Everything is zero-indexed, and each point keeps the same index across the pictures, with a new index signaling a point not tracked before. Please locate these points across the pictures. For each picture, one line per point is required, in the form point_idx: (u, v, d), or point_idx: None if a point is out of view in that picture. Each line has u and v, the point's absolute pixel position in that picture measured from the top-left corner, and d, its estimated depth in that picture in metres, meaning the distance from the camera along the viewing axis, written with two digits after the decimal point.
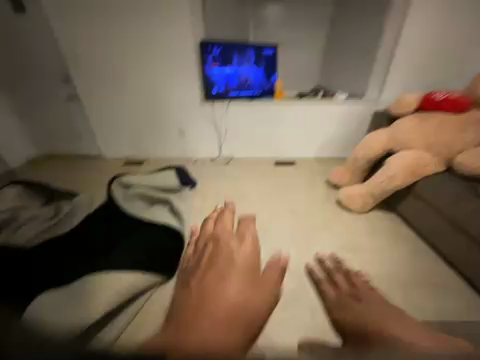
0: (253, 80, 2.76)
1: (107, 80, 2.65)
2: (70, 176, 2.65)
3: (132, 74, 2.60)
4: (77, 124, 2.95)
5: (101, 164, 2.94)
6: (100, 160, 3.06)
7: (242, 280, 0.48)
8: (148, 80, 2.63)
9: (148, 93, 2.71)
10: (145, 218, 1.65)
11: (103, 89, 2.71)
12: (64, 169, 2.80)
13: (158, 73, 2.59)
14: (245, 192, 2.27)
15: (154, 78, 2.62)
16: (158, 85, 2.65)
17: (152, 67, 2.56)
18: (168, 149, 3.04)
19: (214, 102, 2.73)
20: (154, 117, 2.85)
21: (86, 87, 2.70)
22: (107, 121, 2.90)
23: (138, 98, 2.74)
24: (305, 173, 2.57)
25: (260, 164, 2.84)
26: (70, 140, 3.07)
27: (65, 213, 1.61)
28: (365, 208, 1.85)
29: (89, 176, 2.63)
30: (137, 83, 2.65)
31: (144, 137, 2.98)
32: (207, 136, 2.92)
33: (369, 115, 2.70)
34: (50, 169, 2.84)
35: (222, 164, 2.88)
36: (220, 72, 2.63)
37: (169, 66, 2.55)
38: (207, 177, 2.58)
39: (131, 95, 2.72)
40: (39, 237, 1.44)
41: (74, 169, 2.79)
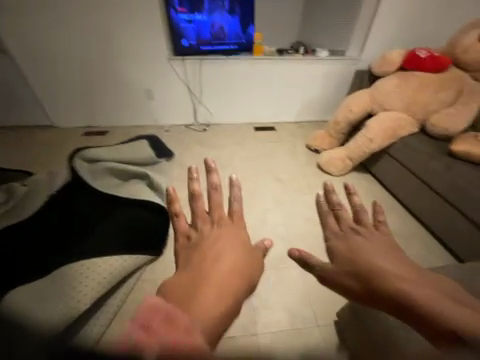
0: (229, 32, 2.39)
1: (43, 27, 2.08)
2: (15, 152, 2.23)
3: (77, 20, 2.07)
4: (12, 85, 2.38)
5: (54, 135, 2.51)
6: (53, 130, 2.61)
7: (236, 253, 0.51)
8: (99, 29, 2.13)
9: (102, 46, 2.22)
10: (120, 195, 1.50)
11: (39, 37, 2.13)
12: (7, 143, 2.34)
13: (111, 18, 2.09)
14: (227, 161, 2.17)
15: (107, 26, 2.11)
16: (114, 36, 2.18)
17: (102, 10, 2.05)
18: (135, 115, 2.68)
19: (184, 57, 2.36)
20: (113, 77, 2.41)
21: (14, 34, 2.10)
22: (56, 83, 2.40)
23: (90, 53, 2.25)
24: (286, 138, 2.53)
25: (239, 130, 2.69)
26: (7, 107, 2.51)
27: (21, 196, 1.44)
28: (344, 171, 1.92)
29: (44, 150, 2.26)
30: (85, 33, 2.13)
31: (104, 102, 2.56)
32: (179, 100, 2.61)
33: (350, 75, 2.61)
34: None
35: (199, 131, 2.66)
36: (189, 19, 2.22)
37: (124, 10, 2.06)
38: (184, 146, 2.39)
39: (80, 49, 2.22)
40: None
41: (20, 143, 2.35)
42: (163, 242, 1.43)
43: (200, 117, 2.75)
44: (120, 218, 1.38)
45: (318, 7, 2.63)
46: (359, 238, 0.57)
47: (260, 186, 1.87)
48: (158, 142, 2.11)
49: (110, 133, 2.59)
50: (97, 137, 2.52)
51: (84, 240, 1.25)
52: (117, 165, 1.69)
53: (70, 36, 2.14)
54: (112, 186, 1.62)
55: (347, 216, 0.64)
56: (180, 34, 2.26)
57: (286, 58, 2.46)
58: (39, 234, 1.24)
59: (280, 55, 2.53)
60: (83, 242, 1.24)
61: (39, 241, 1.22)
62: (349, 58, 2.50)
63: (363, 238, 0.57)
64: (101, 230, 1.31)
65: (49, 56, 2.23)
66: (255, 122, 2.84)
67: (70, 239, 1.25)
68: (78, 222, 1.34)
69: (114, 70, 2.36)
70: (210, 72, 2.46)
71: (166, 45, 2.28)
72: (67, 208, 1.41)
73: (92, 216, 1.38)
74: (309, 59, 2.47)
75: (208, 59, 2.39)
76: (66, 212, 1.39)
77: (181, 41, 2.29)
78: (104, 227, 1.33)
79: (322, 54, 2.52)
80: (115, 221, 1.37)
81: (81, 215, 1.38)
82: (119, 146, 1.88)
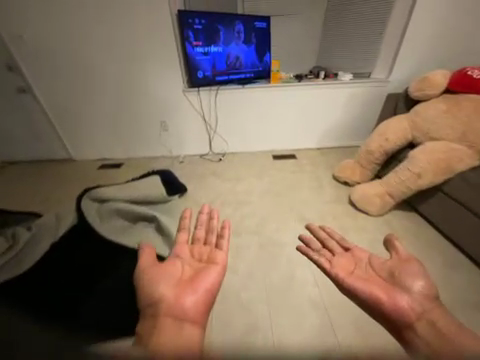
0: (245, 62, 2.36)
1: (67, 68, 2.16)
2: (31, 187, 2.23)
3: (98, 60, 2.14)
4: (35, 122, 2.45)
5: (71, 168, 2.51)
6: (70, 163, 2.61)
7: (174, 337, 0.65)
8: (118, 67, 2.17)
9: (120, 82, 2.25)
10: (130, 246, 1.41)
11: (62, 78, 2.21)
12: (25, 179, 2.35)
13: (129, 57, 2.13)
14: (244, 196, 1.96)
15: (125, 64, 2.16)
16: (132, 74, 2.21)
17: (120, 49, 2.09)
18: (151, 146, 2.63)
19: (200, 88, 2.30)
20: (130, 111, 2.41)
21: (41, 78, 2.21)
22: (76, 119, 2.45)
23: (108, 90, 2.29)
24: (308, 167, 2.29)
25: (256, 159, 2.50)
26: (30, 143, 2.58)
27: (25, 242, 1.30)
28: (383, 210, 1.63)
29: (59, 184, 2.24)
30: (105, 72, 2.19)
31: (121, 136, 2.56)
32: (194, 130, 2.53)
33: (378, 98, 2.38)
34: (8, 179, 2.38)
35: (214, 161, 2.52)
36: (205, 52, 2.19)
37: (143, 49, 2.10)
38: (198, 179, 2.24)
39: (99, 86, 2.27)
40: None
41: (38, 178, 2.36)
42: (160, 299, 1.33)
43: (215, 147, 2.63)
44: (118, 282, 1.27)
45: (338, 33, 2.53)
46: (406, 297, 0.75)
47: (283, 230, 1.62)
48: (172, 177, 1.99)
49: (124, 166, 2.54)
50: (111, 169, 2.47)
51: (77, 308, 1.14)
52: (127, 206, 1.55)
53: (91, 74, 2.21)
54: (118, 231, 1.47)
55: (333, 244, 1.06)
56: (196, 67, 2.21)
57: (305, 85, 2.32)
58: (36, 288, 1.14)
59: (299, 81, 2.39)
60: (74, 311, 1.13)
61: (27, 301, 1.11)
62: (376, 81, 2.29)
63: (407, 295, 0.75)
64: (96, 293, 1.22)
65: (71, 94, 2.30)
66: (273, 150, 2.66)
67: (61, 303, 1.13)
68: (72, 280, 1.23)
69: (132, 105, 2.38)
70: (225, 102, 2.39)
71: (181, 78, 2.26)
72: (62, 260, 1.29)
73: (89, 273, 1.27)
74: (330, 84, 2.31)
75: (223, 90, 2.32)
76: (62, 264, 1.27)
77: (197, 73, 2.23)
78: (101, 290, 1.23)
79: (346, 77, 2.34)
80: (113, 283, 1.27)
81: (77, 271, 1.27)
82: (131, 183, 1.76)
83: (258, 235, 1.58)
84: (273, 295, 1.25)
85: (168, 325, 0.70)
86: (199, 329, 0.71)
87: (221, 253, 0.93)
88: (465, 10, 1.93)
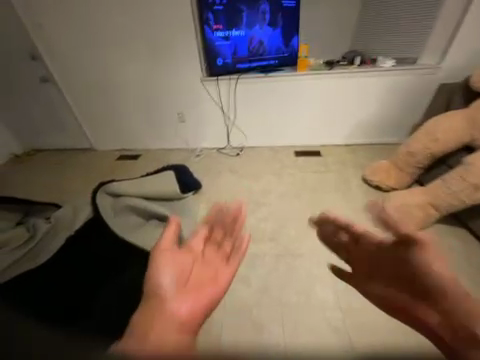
0: (269, 47, 2.13)
1: (86, 58, 2.13)
2: (55, 177, 2.29)
3: (116, 49, 2.06)
4: (58, 112, 2.50)
5: (91, 159, 2.54)
6: (90, 153, 2.65)
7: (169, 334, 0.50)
8: (136, 58, 2.10)
9: (137, 72, 2.17)
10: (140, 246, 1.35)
11: (81, 67, 2.18)
12: (49, 169, 2.43)
13: (145, 44, 2.03)
14: (262, 196, 1.83)
15: (143, 54, 2.07)
16: (149, 64, 2.12)
17: (137, 37, 2.00)
18: (167, 138, 2.56)
19: (219, 77, 2.15)
20: (148, 102, 2.35)
21: (61, 67, 2.20)
22: (95, 110, 2.45)
23: (125, 81, 2.23)
24: (335, 167, 2.06)
25: (277, 155, 2.33)
26: (54, 133, 2.65)
27: (44, 233, 1.25)
28: (424, 223, 1.41)
29: (80, 175, 2.28)
30: (123, 62, 2.12)
31: (138, 128, 2.52)
32: (211, 122, 2.40)
33: (423, 88, 2.04)
34: (34, 168, 2.47)
35: (231, 155, 2.39)
36: (226, 36, 2.02)
37: (160, 37, 1.99)
38: (214, 175, 2.13)
39: (117, 76, 2.21)
40: (11, 270, 1.11)
41: (60, 168, 2.43)
42: None
43: (233, 140, 2.49)
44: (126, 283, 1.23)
45: (379, 11, 2.19)
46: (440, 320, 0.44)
47: (302, 238, 1.47)
48: (187, 174, 1.92)
49: (141, 158, 2.51)
50: (128, 161, 2.45)
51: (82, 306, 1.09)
52: (139, 204, 1.50)
53: (109, 64, 2.15)
54: (130, 229, 1.42)
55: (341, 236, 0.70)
56: (215, 53, 2.07)
57: (338, 73, 2.05)
58: (49, 273, 1.14)
59: (330, 68, 2.12)
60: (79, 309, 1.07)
61: (31, 295, 1.04)
62: (425, 68, 1.94)
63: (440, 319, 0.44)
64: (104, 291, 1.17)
65: (90, 85, 2.27)
66: (296, 146, 2.44)
67: (68, 299, 1.08)
68: (80, 278, 1.18)
69: (150, 96, 2.30)
70: (246, 93, 2.21)
71: (200, 68, 2.13)
72: (71, 257, 1.23)
73: (97, 272, 1.22)
74: (367, 71, 2.02)
75: (244, 80, 2.15)
76: (71, 260, 1.22)
77: (216, 60, 2.10)
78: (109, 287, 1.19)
79: (387, 64, 2.01)
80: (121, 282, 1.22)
81: (86, 269, 1.22)
82: (145, 178, 1.70)
83: (276, 241, 1.47)
84: (290, 313, 1.14)
85: (162, 320, 0.54)
86: (189, 337, 0.53)
87: (235, 261, 0.80)
88: None
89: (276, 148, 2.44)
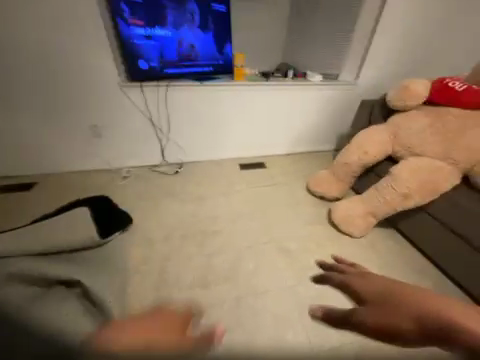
0: (201, 52, 1.90)
1: None
2: None
3: None
4: None
5: None
6: None
7: (176, 325, 0.84)
8: (17, 53, 1.53)
9: (21, 69, 1.57)
10: None
11: None
12: None
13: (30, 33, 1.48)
14: (211, 222, 1.59)
15: (27, 47, 1.52)
16: (41, 61, 1.58)
17: (16, 21, 1.44)
18: (77, 158, 1.94)
19: (143, 82, 1.80)
20: (43, 112, 1.73)
21: None
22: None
23: (2, 83, 1.59)
24: (282, 179, 2.02)
25: (221, 169, 2.12)
26: None
27: None
28: (366, 230, 1.49)
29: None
30: (6, 59, 1.53)
31: (29, 146, 1.82)
32: (139, 135, 1.96)
33: (347, 101, 2.25)
34: None
35: (169, 173, 2.03)
36: (148, 35, 1.69)
37: (52, 24, 1.48)
38: (148, 202, 1.73)
39: None
40: None
41: None
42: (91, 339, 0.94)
43: (170, 156, 2.12)
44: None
45: (303, 30, 2.32)
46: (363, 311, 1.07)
47: (260, 270, 1.34)
48: (108, 207, 1.52)
49: (41, 186, 1.83)
50: (19, 194, 1.75)
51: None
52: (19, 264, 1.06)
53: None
54: None
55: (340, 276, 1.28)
56: (137, 54, 1.71)
57: (273, 85, 2.04)
58: None
59: (266, 79, 2.09)
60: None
61: None
62: (347, 83, 2.16)
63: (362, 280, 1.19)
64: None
65: None
66: (241, 158, 2.29)
67: None
68: None
69: (45, 104, 1.71)
70: (180, 101, 1.91)
71: (118, 73, 1.75)
72: None
73: None
74: (299, 85, 2.08)
75: (177, 88, 1.86)
76: None
77: (139, 62, 1.74)
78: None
79: (316, 79, 2.14)
80: None
81: None
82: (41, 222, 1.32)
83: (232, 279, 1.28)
84: None
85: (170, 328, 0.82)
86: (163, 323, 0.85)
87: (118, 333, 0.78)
88: (420, 23, 1.96)
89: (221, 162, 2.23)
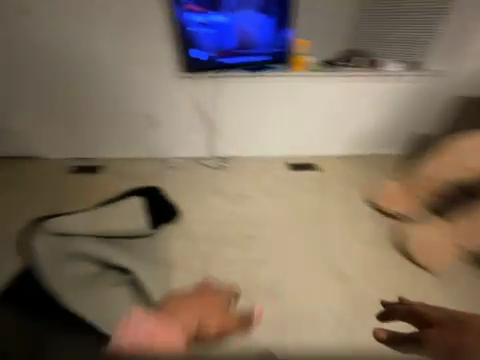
0: (256, 39, 1.75)
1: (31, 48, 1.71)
2: None
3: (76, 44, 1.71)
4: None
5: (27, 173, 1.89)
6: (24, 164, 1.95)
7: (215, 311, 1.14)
8: (96, 48, 1.72)
9: (97, 67, 1.76)
10: (83, 306, 1.12)
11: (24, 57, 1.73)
12: None
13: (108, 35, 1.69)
14: (255, 227, 1.56)
15: (103, 42, 1.70)
16: (114, 59, 1.75)
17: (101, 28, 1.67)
18: (130, 145, 1.98)
19: (200, 76, 1.79)
20: (107, 101, 1.85)
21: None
22: (31, 114, 1.88)
23: (78, 74, 1.78)
24: (335, 185, 1.82)
25: (268, 168, 1.96)
26: None
27: None
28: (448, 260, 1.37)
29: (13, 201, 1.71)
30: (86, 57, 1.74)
31: (92, 133, 1.95)
32: (189, 128, 1.94)
33: (431, 95, 1.87)
34: None
35: (214, 169, 1.95)
36: (203, 23, 1.67)
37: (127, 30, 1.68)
38: (193, 196, 1.72)
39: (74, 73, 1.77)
40: None
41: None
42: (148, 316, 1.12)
43: (218, 148, 2.01)
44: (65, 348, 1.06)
45: None
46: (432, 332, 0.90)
47: None
48: (158, 198, 1.56)
49: (102, 171, 1.92)
50: (80, 176, 1.87)
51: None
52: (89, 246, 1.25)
53: (58, 54, 1.72)
54: (76, 283, 1.16)
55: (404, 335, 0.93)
56: (189, 42, 1.70)
57: (342, 74, 1.82)
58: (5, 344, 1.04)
59: (330, 68, 1.84)
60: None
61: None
62: (434, 73, 1.80)
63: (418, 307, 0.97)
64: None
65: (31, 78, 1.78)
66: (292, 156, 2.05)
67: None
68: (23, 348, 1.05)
69: (112, 97, 1.85)
70: (235, 96, 1.86)
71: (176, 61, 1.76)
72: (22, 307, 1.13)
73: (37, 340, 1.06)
74: (371, 76, 1.81)
75: (232, 77, 1.79)
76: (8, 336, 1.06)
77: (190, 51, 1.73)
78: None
79: (392, 68, 1.81)
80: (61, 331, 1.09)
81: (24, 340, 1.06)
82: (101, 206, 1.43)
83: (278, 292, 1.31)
84: None
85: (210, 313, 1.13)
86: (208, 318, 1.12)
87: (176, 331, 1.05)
88: None
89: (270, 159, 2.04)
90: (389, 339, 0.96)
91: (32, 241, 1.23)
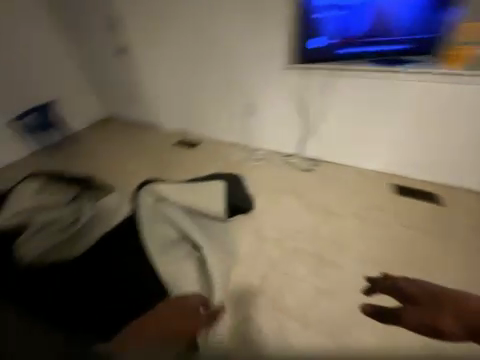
0: (397, 26, 1.43)
1: (169, 31, 1.92)
2: (92, 160, 2.05)
3: (206, 28, 1.81)
4: (124, 83, 2.31)
5: (143, 139, 2.26)
6: (141, 132, 2.35)
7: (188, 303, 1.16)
8: (221, 32, 1.78)
9: (218, 52, 1.85)
10: (163, 269, 1.24)
11: (163, 38, 1.97)
12: (97, 144, 2.23)
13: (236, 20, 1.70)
14: (333, 249, 1.38)
15: (230, 26, 1.74)
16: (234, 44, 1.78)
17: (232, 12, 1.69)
18: (224, 129, 2.12)
19: (316, 69, 1.64)
20: (218, 84, 1.96)
21: (143, 36, 2.02)
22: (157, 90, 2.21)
23: (200, 57, 1.92)
24: (452, 229, 1.42)
25: (362, 182, 1.73)
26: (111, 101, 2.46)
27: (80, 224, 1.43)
28: None
29: (128, 159, 2.04)
30: (211, 42, 1.84)
31: (198, 112, 2.14)
32: (285, 123, 1.88)
33: None
34: (82, 139, 2.30)
35: (298, 169, 1.87)
36: (334, 6, 1.45)
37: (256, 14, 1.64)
38: (273, 196, 1.69)
39: (198, 56, 1.93)
40: (51, 249, 1.32)
41: (109, 144, 2.21)
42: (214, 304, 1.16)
43: (309, 151, 1.91)
44: (145, 298, 1.17)
45: None
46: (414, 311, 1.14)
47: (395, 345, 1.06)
48: (240, 191, 1.65)
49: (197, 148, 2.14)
50: (181, 150, 2.12)
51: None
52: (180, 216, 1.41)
53: (190, 38, 1.89)
54: (162, 245, 1.32)
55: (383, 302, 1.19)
56: (312, 30, 1.55)
57: None
58: (102, 281, 1.22)
59: None
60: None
61: (94, 296, 1.17)
62: None
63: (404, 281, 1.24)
64: (114, 322, 1.10)
65: (164, 58, 2.04)
66: (394, 175, 1.74)
67: (114, 310, 1.13)
68: (110, 290, 1.19)
69: (222, 82, 1.94)
70: (349, 97, 1.65)
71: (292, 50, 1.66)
72: (120, 253, 1.32)
73: (123, 287, 1.20)
74: None
75: (349, 72, 1.58)
76: (105, 274, 1.24)
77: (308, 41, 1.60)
78: (119, 316, 1.11)
79: None
80: (141, 289, 1.19)
81: (113, 283, 1.22)
82: (194, 184, 1.61)
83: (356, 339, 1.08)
84: None
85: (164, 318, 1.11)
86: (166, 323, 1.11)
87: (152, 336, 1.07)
88: None
89: (366, 175, 1.78)
90: (373, 312, 1.15)
91: (141, 197, 1.50)
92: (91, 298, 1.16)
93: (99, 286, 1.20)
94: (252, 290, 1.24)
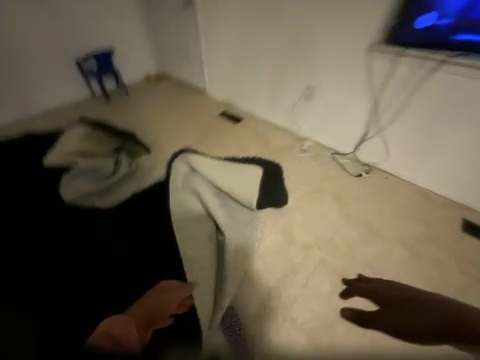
0: None
1: None
2: (140, 117, 2.11)
3: None
4: (180, 40, 2.17)
5: (190, 104, 2.22)
6: (189, 96, 2.30)
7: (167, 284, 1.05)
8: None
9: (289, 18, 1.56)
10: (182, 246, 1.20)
11: None
12: (148, 101, 2.28)
13: None
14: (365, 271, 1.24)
15: None
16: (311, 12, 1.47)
17: None
18: (275, 110, 1.94)
19: (409, 57, 1.31)
20: (280, 57, 1.71)
21: None
22: (212, 53, 2.05)
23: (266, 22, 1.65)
24: None
25: (418, 204, 1.50)
26: (167, 58, 2.41)
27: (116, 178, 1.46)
28: None
29: (171, 123, 2.05)
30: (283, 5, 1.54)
31: (250, 86, 1.98)
32: (346, 117, 1.65)
33: None
34: (135, 94, 2.36)
35: (346, 172, 1.68)
36: None
37: None
38: (309, 195, 1.55)
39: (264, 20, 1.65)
40: (90, 196, 1.40)
41: (158, 104, 2.24)
42: (226, 294, 1.11)
43: (364, 154, 1.69)
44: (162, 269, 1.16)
45: None
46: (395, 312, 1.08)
47: None
48: (278, 181, 1.45)
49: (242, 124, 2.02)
50: (225, 123, 2.04)
51: (73, 317, 1.00)
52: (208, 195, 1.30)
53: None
54: (185, 220, 1.26)
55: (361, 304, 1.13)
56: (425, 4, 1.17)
57: None
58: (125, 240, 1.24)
59: None
60: (78, 321, 0.99)
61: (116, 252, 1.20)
62: None
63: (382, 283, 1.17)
64: (129, 281, 1.11)
65: (225, 16, 1.80)
66: (463, 206, 1.47)
67: (131, 271, 1.15)
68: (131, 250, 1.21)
69: (285, 56, 1.69)
70: (441, 101, 1.31)
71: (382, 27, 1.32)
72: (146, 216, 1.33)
73: (142, 251, 1.21)
74: None
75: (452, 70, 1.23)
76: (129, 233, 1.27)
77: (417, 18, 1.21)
78: (135, 277, 1.13)
79: None
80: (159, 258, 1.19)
81: (135, 244, 1.23)
82: (230, 161, 1.40)
83: None
84: None
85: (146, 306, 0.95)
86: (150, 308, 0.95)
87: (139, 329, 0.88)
88: None
89: (423, 197, 1.54)
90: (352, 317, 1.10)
91: (172, 163, 1.37)
92: (113, 253, 1.20)
93: (123, 243, 1.23)
94: (264, 289, 1.18)
